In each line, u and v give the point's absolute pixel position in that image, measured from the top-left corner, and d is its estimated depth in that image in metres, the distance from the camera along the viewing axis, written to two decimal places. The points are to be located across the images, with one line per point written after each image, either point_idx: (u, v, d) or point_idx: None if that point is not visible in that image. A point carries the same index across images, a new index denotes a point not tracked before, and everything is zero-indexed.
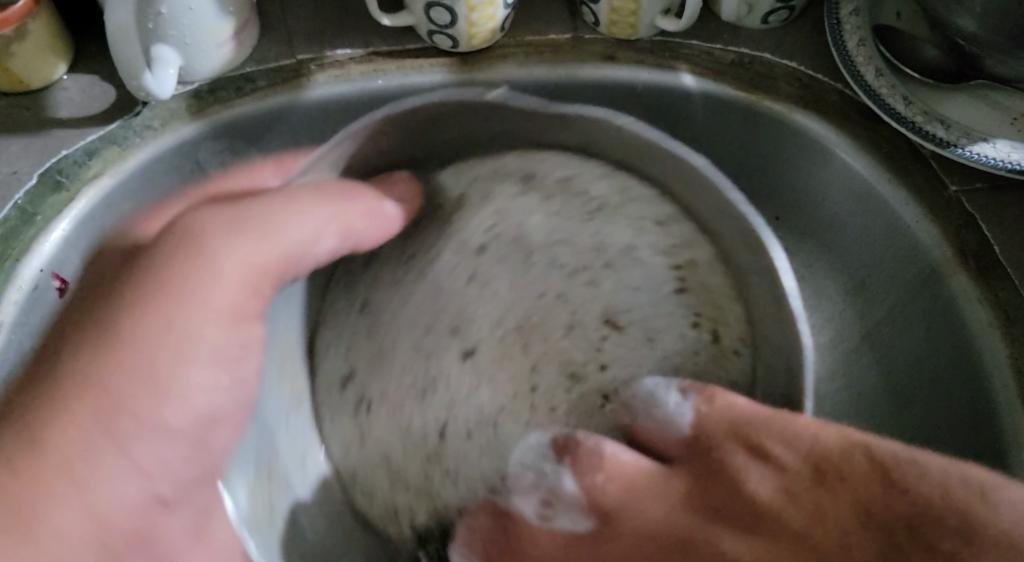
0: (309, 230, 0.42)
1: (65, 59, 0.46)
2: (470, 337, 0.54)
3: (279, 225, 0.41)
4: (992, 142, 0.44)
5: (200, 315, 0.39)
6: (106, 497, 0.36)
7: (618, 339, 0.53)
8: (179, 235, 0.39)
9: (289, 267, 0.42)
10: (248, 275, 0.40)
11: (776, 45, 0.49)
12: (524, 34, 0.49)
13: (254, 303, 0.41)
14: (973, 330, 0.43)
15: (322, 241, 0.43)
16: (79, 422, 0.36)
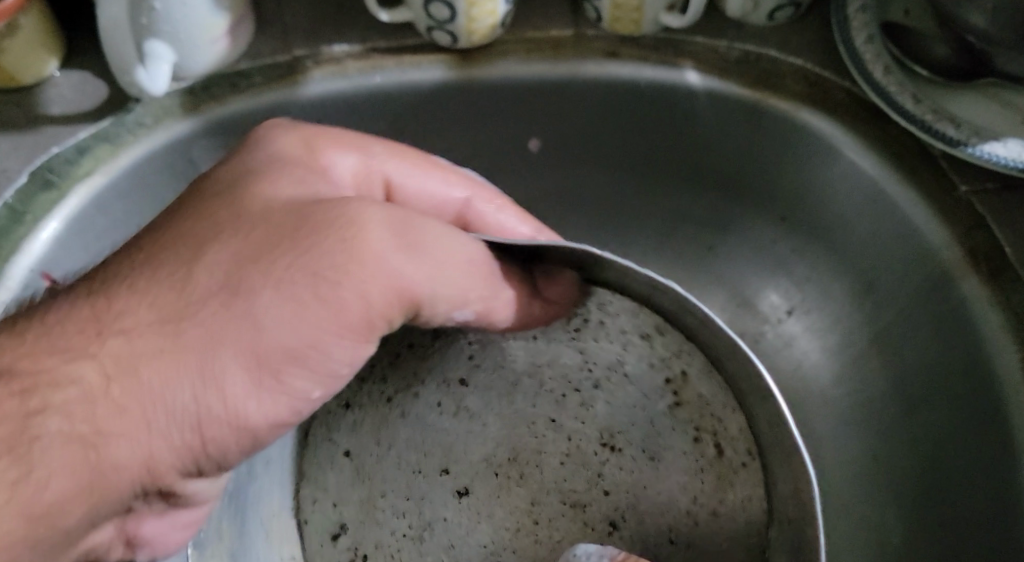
0: (454, 295, 0.37)
1: (57, 55, 0.45)
2: (464, 475, 0.50)
3: (406, 248, 0.36)
4: (1003, 142, 0.43)
5: (342, 298, 0.34)
6: (179, 399, 0.32)
7: (618, 462, 0.50)
8: (301, 130, 0.40)
9: (401, 303, 0.36)
10: (361, 184, 0.41)
11: (783, 41, 0.48)
12: (524, 30, 0.48)
13: (374, 322, 0.35)
14: (982, 333, 0.42)
15: (465, 298, 0.38)
16: (178, 287, 0.33)
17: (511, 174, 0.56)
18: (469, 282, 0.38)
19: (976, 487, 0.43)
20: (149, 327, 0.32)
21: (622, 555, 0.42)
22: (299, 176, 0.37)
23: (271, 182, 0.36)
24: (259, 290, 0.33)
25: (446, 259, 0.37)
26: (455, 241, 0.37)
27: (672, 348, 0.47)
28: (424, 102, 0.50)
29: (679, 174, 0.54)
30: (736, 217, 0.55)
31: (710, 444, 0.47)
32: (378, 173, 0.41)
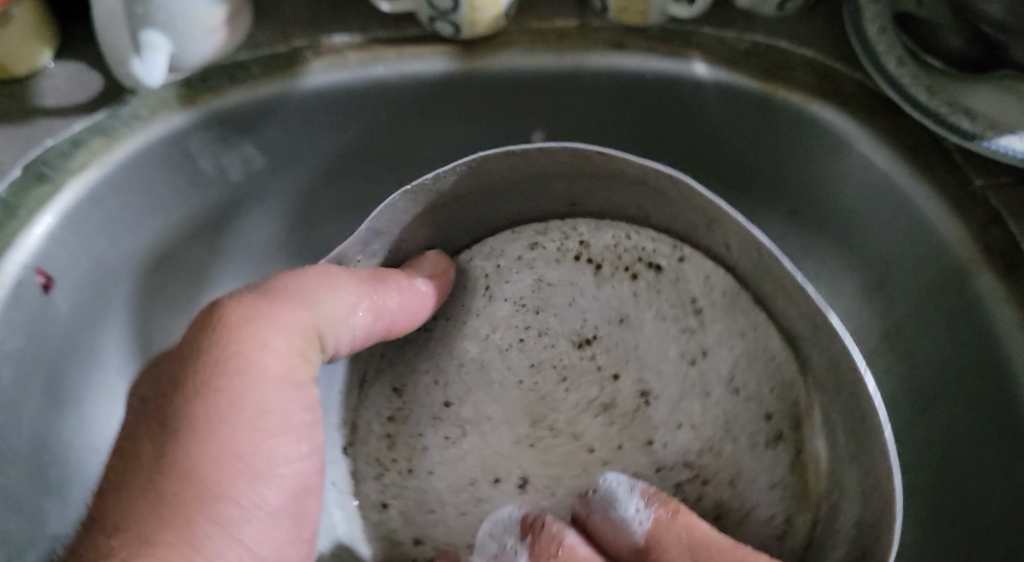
0: (343, 306, 0.40)
1: (51, 46, 0.44)
2: (505, 465, 0.48)
3: (269, 297, 0.39)
4: (1020, 135, 0.42)
5: (253, 369, 0.37)
6: (201, 532, 0.35)
7: (602, 348, 0.48)
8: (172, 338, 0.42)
9: (303, 334, 0.39)
10: None
11: (793, 33, 0.47)
12: (529, 20, 0.47)
13: (295, 363, 0.38)
14: (998, 330, 0.42)
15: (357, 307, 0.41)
16: (142, 467, 0.35)
17: None
18: (343, 286, 0.40)
19: (993, 486, 0.43)
20: (142, 507, 0.35)
21: (651, 494, 0.39)
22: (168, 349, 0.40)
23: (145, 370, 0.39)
24: (199, 416, 0.36)
25: (313, 281, 0.40)
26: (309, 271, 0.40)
27: (560, 228, 0.50)
28: (425, 94, 0.48)
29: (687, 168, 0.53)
30: (745, 210, 0.54)
31: (644, 269, 0.49)
32: None
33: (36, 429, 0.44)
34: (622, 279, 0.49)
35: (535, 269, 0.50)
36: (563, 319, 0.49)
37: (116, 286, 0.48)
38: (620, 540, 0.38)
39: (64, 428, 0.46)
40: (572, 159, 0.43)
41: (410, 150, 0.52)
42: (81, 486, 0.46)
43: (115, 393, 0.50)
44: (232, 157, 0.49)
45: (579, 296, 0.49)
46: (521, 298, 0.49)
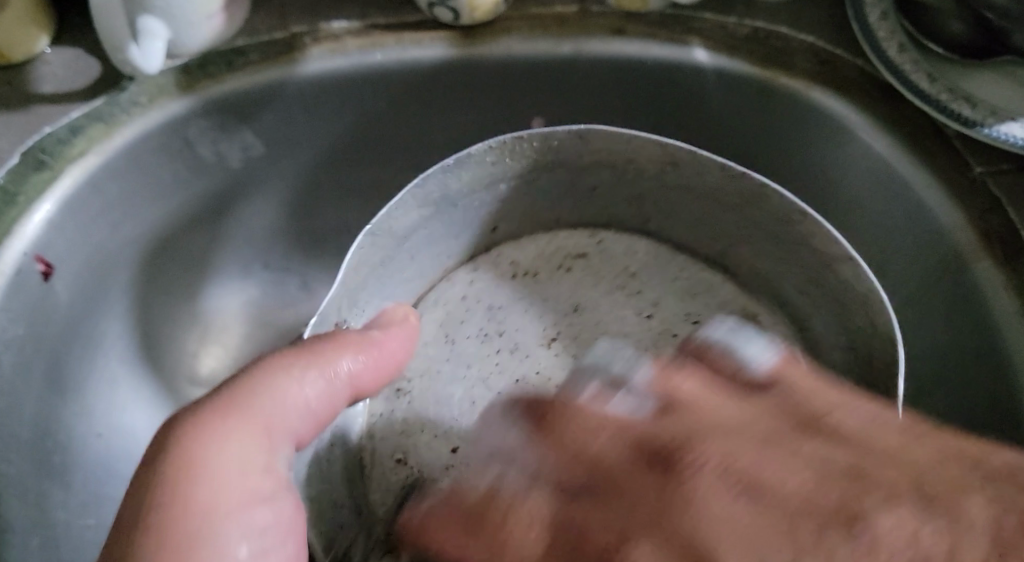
0: (299, 389, 0.34)
1: (48, 31, 0.44)
2: None
3: (219, 395, 0.34)
4: (1022, 122, 0.42)
5: (211, 489, 0.32)
6: None
7: (578, 339, 0.46)
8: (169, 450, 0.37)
9: (260, 438, 0.33)
10: None
11: (793, 19, 0.47)
12: (528, 6, 0.47)
13: (264, 466, 0.33)
14: (995, 319, 0.42)
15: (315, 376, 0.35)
16: None
17: None
18: (293, 368, 0.35)
19: None
20: None
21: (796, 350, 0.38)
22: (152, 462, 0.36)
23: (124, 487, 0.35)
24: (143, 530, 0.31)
25: (266, 366, 0.35)
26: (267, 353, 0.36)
27: (489, 259, 0.49)
28: (424, 81, 0.48)
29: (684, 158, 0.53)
30: None
31: (578, 262, 0.49)
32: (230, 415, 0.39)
33: (38, 415, 0.44)
34: (564, 268, 0.48)
35: (479, 302, 0.47)
36: (530, 337, 0.46)
37: (116, 272, 0.48)
38: (736, 359, 0.36)
39: (66, 414, 0.46)
40: (520, 153, 0.43)
41: (408, 138, 0.52)
42: (83, 470, 0.47)
43: (116, 380, 0.50)
44: (231, 143, 0.48)
45: (538, 309, 0.47)
46: (489, 330, 0.46)
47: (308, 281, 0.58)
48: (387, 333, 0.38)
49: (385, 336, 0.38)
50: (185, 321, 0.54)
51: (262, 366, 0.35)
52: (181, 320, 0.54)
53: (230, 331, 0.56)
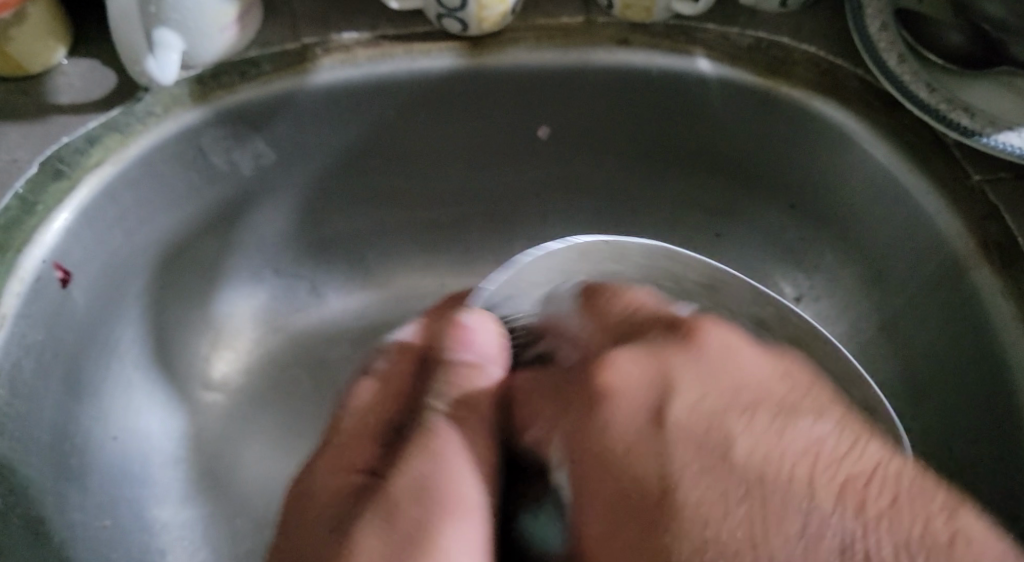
0: (475, 479, 0.42)
1: (65, 43, 0.45)
2: None
3: (406, 512, 0.39)
4: (1018, 131, 0.43)
5: None
6: None
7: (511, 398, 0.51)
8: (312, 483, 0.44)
9: (481, 518, 0.40)
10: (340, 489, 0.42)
11: (794, 30, 0.48)
12: (536, 18, 0.48)
13: (476, 559, 0.39)
14: (994, 322, 0.43)
15: (523, 451, 0.42)
16: None
17: (521, 163, 0.55)
18: (465, 462, 0.42)
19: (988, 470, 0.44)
20: None
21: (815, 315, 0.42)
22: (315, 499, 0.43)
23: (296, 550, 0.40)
24: None
25: (427, 470, 0.41)
26: (428, 465, 0.42)
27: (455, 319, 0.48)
28: (433, 90, 0.49)
29: (686, 165, 0.54)
30: (746, 205, 0.55)
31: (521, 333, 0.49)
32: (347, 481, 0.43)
33: (56, 420, 0.44)
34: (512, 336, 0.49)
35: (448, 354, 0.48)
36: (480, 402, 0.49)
37: (131, 279, 0.49)
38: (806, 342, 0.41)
39: (83, 417, 0.47)
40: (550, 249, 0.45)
41: (418, 145, 0.53)
42: (99, 473, 0.48)
43: (131, 384, 0.51)
44: (244, 152, 0.49)
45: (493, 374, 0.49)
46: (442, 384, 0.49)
47: (317, 286, 0.60)
48: (474, 346, 0.46)
49: (477, 353, 0.46)
50: (198, 327, 0.56)
51: (449, 452, 0.42)
52: (194, 326, 0.56)
53: (241, 336, 0.58)
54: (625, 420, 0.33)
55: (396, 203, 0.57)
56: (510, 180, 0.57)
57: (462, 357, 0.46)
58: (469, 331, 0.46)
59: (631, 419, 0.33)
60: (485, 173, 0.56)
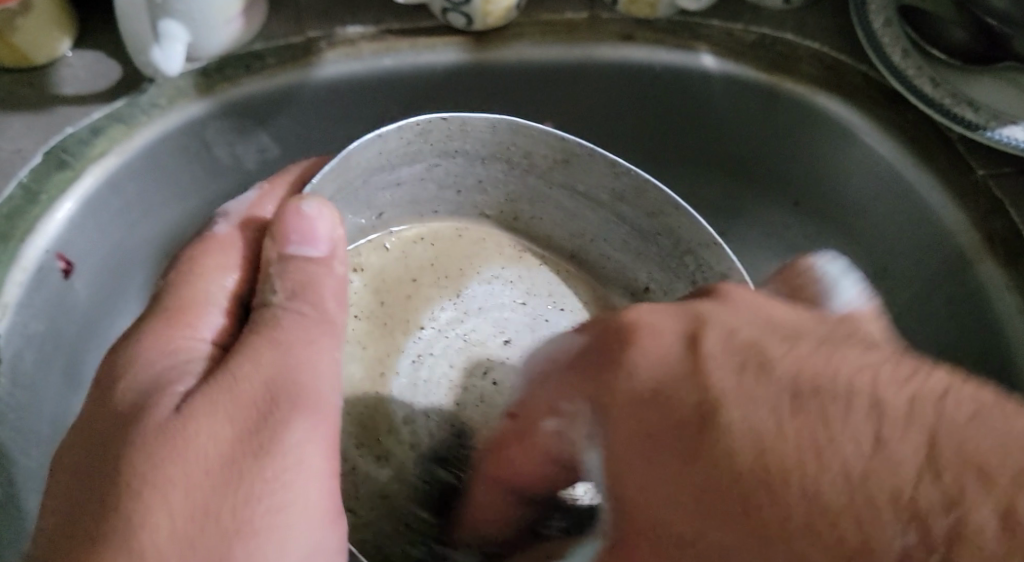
0: (331, 366, 0.36)
1: (70, 35, 0.45)
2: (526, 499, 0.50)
3: (256, 391, 0.33)
4: (1022, 126, 0.43)
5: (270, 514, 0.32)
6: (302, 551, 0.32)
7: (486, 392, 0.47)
8: (180, 405, 0.33)
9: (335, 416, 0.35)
10: (210, 401, 0.33)
11: (799, 26, 0.48)
12: (539, 13, 0.48)
13: (323, 463, 0.33)
14: (1001, 315, 0.43)
15: (322, 340, 0.36)
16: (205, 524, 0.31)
17: None
18: (323, 348, 0.36)
19: None
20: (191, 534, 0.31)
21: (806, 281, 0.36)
22: (215, 404, 0.33)
23: (196, 432, 0.32)
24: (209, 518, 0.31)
25: (318, 376, 0.35)
26: (319, 367, 0.35)
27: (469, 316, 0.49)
28: (437, 84, 0.49)
29: (692, 160, 0.54)
30: (751, 203, 0.55)
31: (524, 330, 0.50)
32: (218, 386, 0.34)
33: (57, 413, 0.44)
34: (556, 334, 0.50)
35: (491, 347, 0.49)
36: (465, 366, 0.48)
37: (133, 271, 0.49)
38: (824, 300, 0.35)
39: (83, 410, 0.46)
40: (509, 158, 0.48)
41: None
42: None
43: None
44: (247, 146, 0.49)
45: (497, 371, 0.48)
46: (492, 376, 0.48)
47: None
48: (316, 241, 0.38)
49: (322, 249, 0.38)
50: None
51: (279, 333, 0.35)
52: None
53: None
54: (650, 358, 0.29)
55: None
56: None
57: (308, 243, 0.38)
58: (309, 220, 0.38)
59: (675, 363, 0.28)
60: None
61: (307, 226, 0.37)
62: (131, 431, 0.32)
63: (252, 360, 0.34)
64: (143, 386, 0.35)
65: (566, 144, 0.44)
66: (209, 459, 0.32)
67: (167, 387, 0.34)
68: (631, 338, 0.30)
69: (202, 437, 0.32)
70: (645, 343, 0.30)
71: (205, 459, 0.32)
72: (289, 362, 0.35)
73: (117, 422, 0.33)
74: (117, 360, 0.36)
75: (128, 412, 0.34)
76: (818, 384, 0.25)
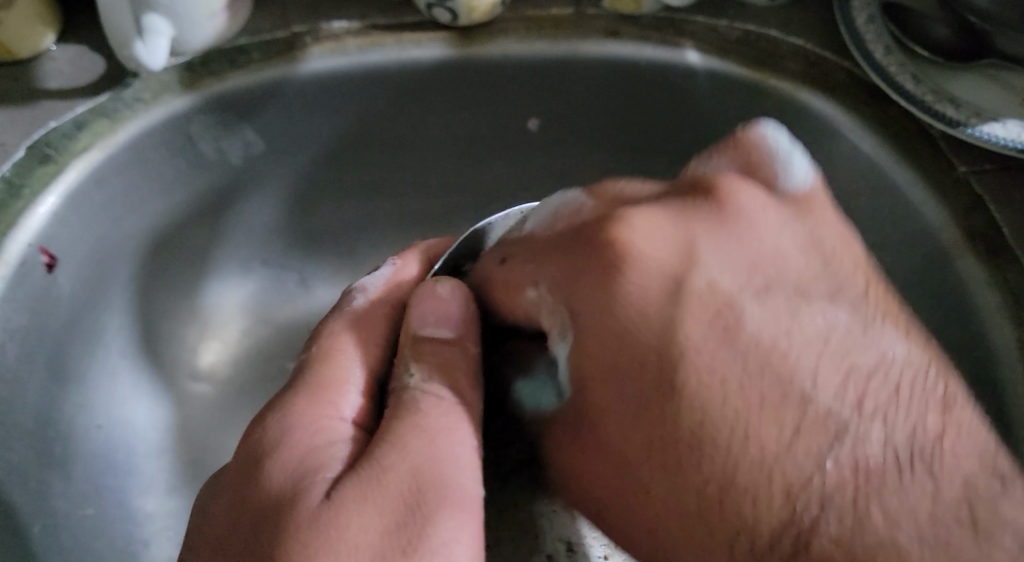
0: (471, 450, 0.35)
1: (54, 29, 0.45)
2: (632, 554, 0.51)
3: (401, 479, 0.33)
4: (1003, 123, 0.43)
5: None
6: None
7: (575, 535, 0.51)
8: (331, 495, 0.32)
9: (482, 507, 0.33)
10: (361, 487, 0.32)
11: (783, 23, 0.48)
12: (525, 9, 0.48)
13: (478, 553, 0.32)
14: (980, 310, 0.43)
15: (462, 428, 0.35)
16: None
17: (510, 155, 0.55)
18: (459, 430, 0.35)
19: None
20: None
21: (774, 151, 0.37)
22: (369, 491, 0.32)
23: (353, 527, 0.31)
24: None
25: (460, 464, 0.34)
26: (455, 450, 0.34)
27: None
28: (423, 80, 0.49)
29: (677, 157, 0.54)
30: None
31: None
32: (367, 476, 0.33)
33: (40, 407, 0.44)
34: None
35: None
36: None
37: (118, 266, 0.49)
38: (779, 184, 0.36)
39: (67, 404, 0.46)
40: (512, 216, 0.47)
41: (408, 136, 0.53)
42: (84, 462, 0.47)
43: (118, 372, 0.51)
44: (233, 141, 0.49)
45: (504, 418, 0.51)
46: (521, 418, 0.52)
47: (307, 278, 0.59)
48: (452, 321, 0.39)
49: (455, 326, 0.39)
50: (186, 317, 0.55)
51: (422, 419, 0.35)
52: (181, 315, 0.55)
53: (229, 326, 0.57)
54: (643, 298, 0.32)
55: (385, 195, 0.57)
56: (498, 174, 0.57)
57: (447, 324, 0.39)
58: (441, 304, 0.39)
59: (651, 319, 0.31)
60: (475, 164, 0.56)
61: (445, 307, 0.39)
62: (284, 525, 0.32)
63: (397, 447, 0.34)
64: (286, 475, 0.34)
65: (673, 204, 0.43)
66: (369, 555, 0.30)
67: (315, 474, 0.34)
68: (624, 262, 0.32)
69: (355, 531, 0.31)
70: (639, 261, 0.32)
71: (364, 556, 0.30)
72: (434, 447, 0.34)
73: (272, 511, 0.33)
74: (264, 441, 0.36)
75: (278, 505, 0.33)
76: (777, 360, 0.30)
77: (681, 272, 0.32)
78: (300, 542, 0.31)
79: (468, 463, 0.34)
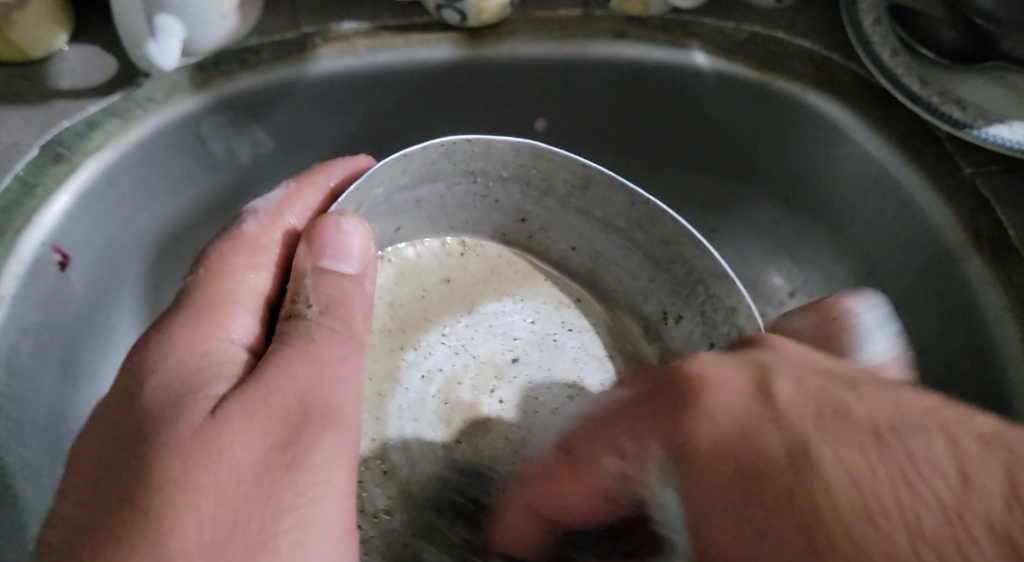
0: (356, 382, 0.37)
1: (66, 29, 0.45)
2: None
3: (291, 406, 0.35)
4: (1009, 125, 0.43)
5: (294, 514, 0.33)
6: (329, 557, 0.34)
7: None
8: (212, 406, 0.34)
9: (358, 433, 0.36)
10: (238, 402, 0.34)
11: (790, 25, 0.49)
12: (534, 10, 0.49)
13: (347, 475, 0.35)
14: (985, 311, 0.43)
15: (351, 359, 0.37)
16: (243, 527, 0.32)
17: None
18: (350, 362, 0.37)
19: None
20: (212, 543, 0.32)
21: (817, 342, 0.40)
22: (253, 401, 0.34)
23: (233, 441, 0.33)
24: (233, 528, 0.32)
25: (346, 394, 0.36)
26: (340, 380, 0.36)
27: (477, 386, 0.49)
28: (433, 80, 0.50)
29: (684, 156, 0.54)
30: (742, 200, 0.55)
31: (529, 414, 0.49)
32: (249, 390, 0.35)
33: (53, 403, 0.45)
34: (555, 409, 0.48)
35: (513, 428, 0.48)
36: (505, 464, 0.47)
37: (130, 265, 0.49)
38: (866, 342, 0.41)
39: (80, 401, 0.47)
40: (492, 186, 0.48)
41: (417, 136, 0.54)
42: None
43: None
44: (243, 140, 0.50)
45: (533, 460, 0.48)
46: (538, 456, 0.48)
47: None
48: (348, 257, 0.39)
49: (354, 263, 0.39)
50: None
51: (314, 349, 0.36)
52: None
53: None
54: (723, 405, 0.30)
55: None
56: None
57: (347, 262, 0.39)
58: (345, 237, 0.39)
59: (743, 409, 0.29)
60: None
61: (341, 242, 0.39)
62: (171, 430, 0.33)
63: (282, 368, 0.35)
64: (168, 389, 0.35)
65: (587, 171, 0.45)
66: (246, 470, 0.33)
67: (198, 390, 0.35)
68: (698, 385, 0.31)
69: (235, 446, 0.33)
70: (720, 394, 0.30)
71: (240, 470, 0.33)
72: (330, 377, 0.36)
73: (147, 415, 0.34)
74: (146, 358, 0.36)
75: (157, 411, 0.34)
76: (895, 427, 0.27)
77: (763, 378, 0.30)
78: (173, 445, 0.33)
79: (354, 390, 0.37)
